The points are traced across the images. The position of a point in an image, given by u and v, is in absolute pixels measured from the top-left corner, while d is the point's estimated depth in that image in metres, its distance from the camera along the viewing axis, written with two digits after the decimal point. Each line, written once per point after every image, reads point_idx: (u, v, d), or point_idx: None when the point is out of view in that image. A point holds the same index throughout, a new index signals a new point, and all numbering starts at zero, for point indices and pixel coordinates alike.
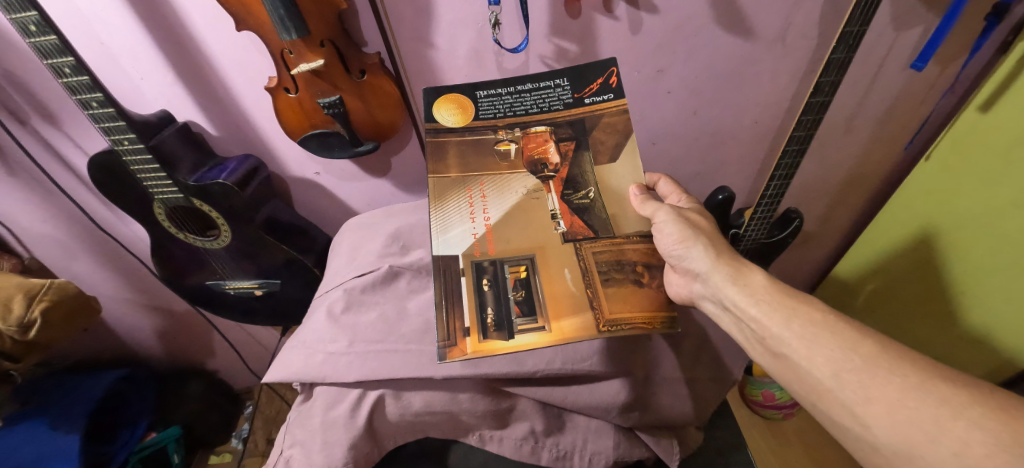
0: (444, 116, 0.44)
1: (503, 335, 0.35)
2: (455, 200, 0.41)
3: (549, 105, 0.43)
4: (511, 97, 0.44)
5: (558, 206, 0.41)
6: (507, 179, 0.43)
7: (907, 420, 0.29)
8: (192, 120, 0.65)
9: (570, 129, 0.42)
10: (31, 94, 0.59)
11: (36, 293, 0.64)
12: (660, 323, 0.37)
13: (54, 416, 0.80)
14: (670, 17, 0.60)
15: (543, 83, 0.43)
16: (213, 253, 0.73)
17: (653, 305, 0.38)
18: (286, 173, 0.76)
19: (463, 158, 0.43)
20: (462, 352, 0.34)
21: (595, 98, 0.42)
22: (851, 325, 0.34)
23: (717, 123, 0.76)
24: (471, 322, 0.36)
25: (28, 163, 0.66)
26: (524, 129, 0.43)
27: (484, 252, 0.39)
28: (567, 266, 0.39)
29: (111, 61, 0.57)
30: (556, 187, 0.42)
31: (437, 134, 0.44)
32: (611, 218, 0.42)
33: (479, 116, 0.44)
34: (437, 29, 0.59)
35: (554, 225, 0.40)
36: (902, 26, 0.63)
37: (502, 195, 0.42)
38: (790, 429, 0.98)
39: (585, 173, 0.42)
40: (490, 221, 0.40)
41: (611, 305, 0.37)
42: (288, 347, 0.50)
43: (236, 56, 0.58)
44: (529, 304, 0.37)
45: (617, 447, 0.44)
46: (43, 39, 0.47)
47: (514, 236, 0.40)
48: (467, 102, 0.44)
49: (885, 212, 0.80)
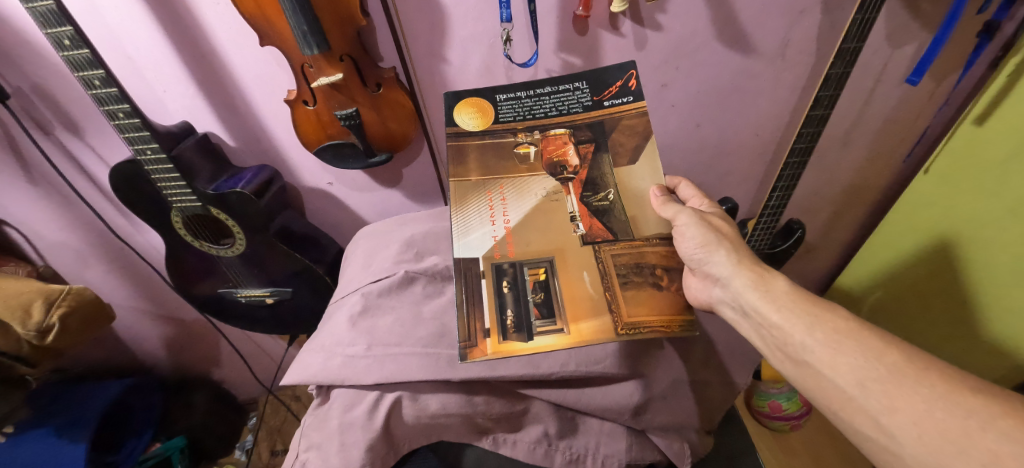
0: (464, 120, 0.45)
1: (523, 337, 0.37)
2: (475, 204, 0.43)
3: (568, 107, 0.45)
4: (530, 100, 0.45)
5: (577, 208, 0.42)
6: (526, 181, 0.44)
7: (932, 429, 0.29)
8: (211, 132, 0.67)
9: (589, 131, 0.44)
10: (58, 105, 0.61)
11: (55, 299, 0.65)
12: (678, 327, 0.38)
13: (60, 425, 0.80)
14: (673, 34, 0.63)
15: (562, 86, 0.45)
16: (227, 261, 0.74)
17: (670, 310, 0.39)
18: (300, 183, 0.78)
19: (482, 161, 0.45)
20: (483, 352, 0.35)
21: (613, 101, 0.44)
22: (876, 333, 0.34)
23: (721, 134, 0.78)
24: (491, 323, 0.37)
25: (51, 172, 0.68)
26: (544, 132, 0.44)
27: (504, 254, 0.41)
28: (586, 269, 0.40)
29: (137, 75, 0.59)
30: (575, 188, 0.43)
31: (457, 138, 0.45)
32: (630, 219, 0.44)
33: (500, 119, 0.45)
34: (452, 44, 0.61)
35: (572, 227, 0.42)
36: (897, 43, 0.65)
37: (521, 198, 0.44)
38: (797, 440, 0.98)
39: (604, 176, 0.44)
40: (509, 224, 0.42)
41: (630, 308, 0.38)
42: (307, 350, 0.52)
43: (257, 70, 0.61)
44: (549, 306, 0.39)
45: (629, 449, 0.45)
46: (75, 53, 0.49)
47: (531, 239, 0.41)
48: (485, 105, 0.45)
49: (888, 221, 0.82)
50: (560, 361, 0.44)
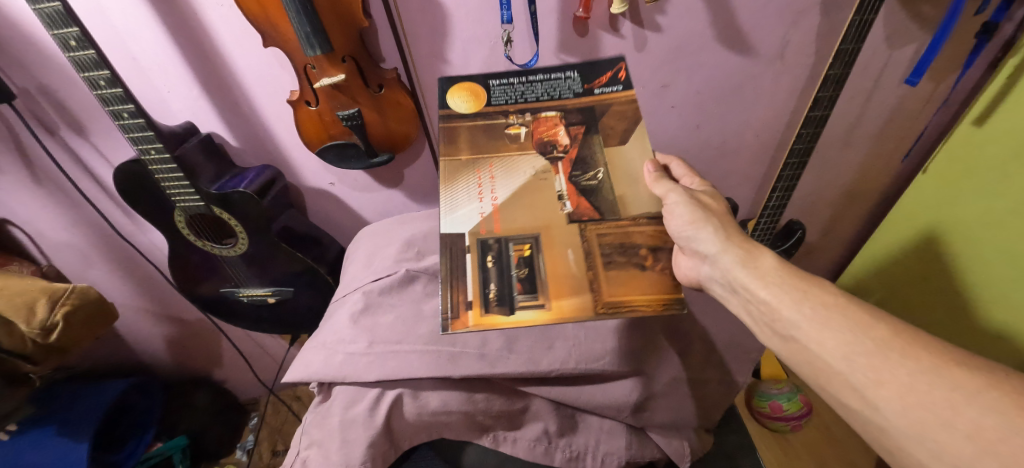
0: (457, 102, 0.47)
1: (504, 310, 0.35)
2: (464, 181, 0.43)
3: (559, 93, 0.46)
4: (522, 86, 0.47)
5: (565, 187, 0.42)
6: (517, 159, 0.44)
7: (917, 401, 0.28)
8: (214, 132, 0.68)
9: (580, 115, 0.45)
10: (63, 106, 0.61)
11: (59, 296, 0.65)
12: (666, 306, 0.36)
13: (62, 423, 0.80)
14: (673, 36, 0.63)
15: (555, 75, 0.47)
16: (229, 260, 0.75)
17: (656, 289, 0.37)
18: (302, 184, 0.78)
19: (474, 142, 0.45)
20: (464, 325, 0.34)
21: (603, 89, 0.45)
22: (866, 308, 0.33)
23: (720, 135, 0.78)
24: (473, 295, 0.36)
25: (55, 172, 0.69)
26: (535, 113, 0.45)
27: (490, 229, 0.39)
28: (571, 246, 0.39)
29: (142, 76, 0.60)
30: (565, 167, 0.43)
31: (450, 119, 0.46)
32: (619, 198, 0.42)
33: (492, 101, 0.46)
34: (453, 45, 0.62)
35: (560, 204, 0.41)
36: (895, 44, 0.66)
37: (511, 173, 0.43)
38: (797, 441, 0.98)
39: (594, 155, 0.43)
40: (496, 200, 0.41)
41: (612, 287, 0.37)
42: (308, 348, 0.52)
43: (260, 71, 0.61)
44: (531, 282, 0.37)
45: (629, 447, 0.45)
46: (81, 53, 0.49)
47: (518, 216, 0.40)
48: (478, 88, 0.47)
49: (890, 220, 0.82)
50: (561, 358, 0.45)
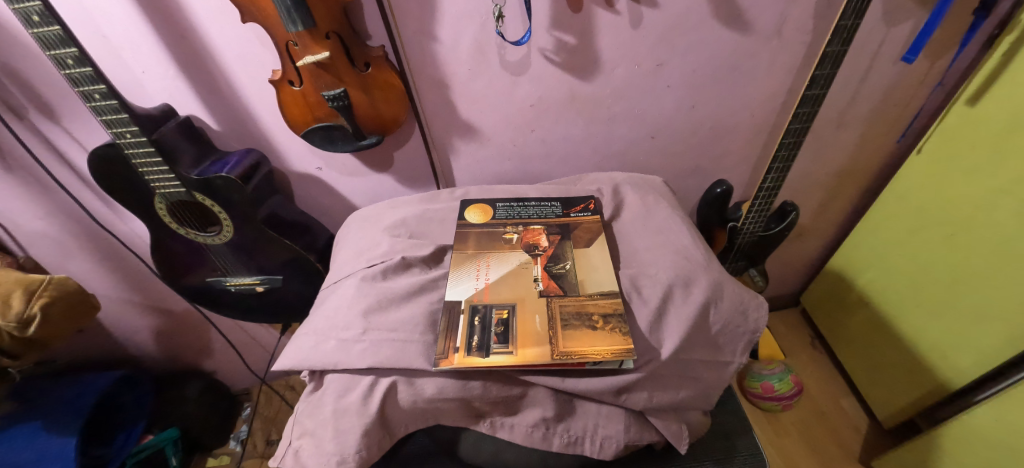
0: (471, 216, 0.61)
1: (482, 353, 0.43)
2: (465, 267, 0.53)
3: (545, 214, 0.61)
4: (519, 207, 0.62)
5: (540, 274, 0.51)
6: (507, 255, 0.55)
7: None
8: (194, 115, 0.65)
9: (558, 227, 0.58)
10: (31, 88, 0.58)
11: (35, 289, 0.63)
12: (614, 355, 0.42)
13: (47, 418, 0.78)
14: (669, 12, 0.61)
15: (543, 202, 0.63)
16: (215, 249, 0.72)
17: (608, 343, 0.43)
18: (288, 169, 0.76)
19: (479, 242, 0.57)
20: (450, 363, 0.42)
21: (578, 214, 0.60)
22: None
23: (717, 116, 0.77)
24: (460, 342, 0.44)
25: (26, 159, 0.65)
26: (525, 226, 0.59)
27: (480, 298, 0.49)
28: (538, 313, 0.47)
29: (113, 53, 0.56)
30: (543, 260, 0.54)
31: (464, 226, 0.59)
32: (580, 281, 0.51)
33: (497, 216, 0.61)
34: (443, 22, 0.59)
35: (533, 284, 0.50)
36: (895, 22, 0.64)
37: (502, 263, 0.53)
38: (788, 419, 1.05)
39: (565, 252, 0.54)
40: (488, 279, 0.51)
41: (567, 341, 0.44)
42: (298, 335, 0.50)
43: (240, 49, 0.58)
44: (505, 335, 0.45)
45: (628, 430, 0.44)
46: (46, 29, 0.45)
47: (503, 290, 0.50)
48: (486, 208, 0.62)
49: (890, 194, 0.85)
50: (554, 339, 0.44)
